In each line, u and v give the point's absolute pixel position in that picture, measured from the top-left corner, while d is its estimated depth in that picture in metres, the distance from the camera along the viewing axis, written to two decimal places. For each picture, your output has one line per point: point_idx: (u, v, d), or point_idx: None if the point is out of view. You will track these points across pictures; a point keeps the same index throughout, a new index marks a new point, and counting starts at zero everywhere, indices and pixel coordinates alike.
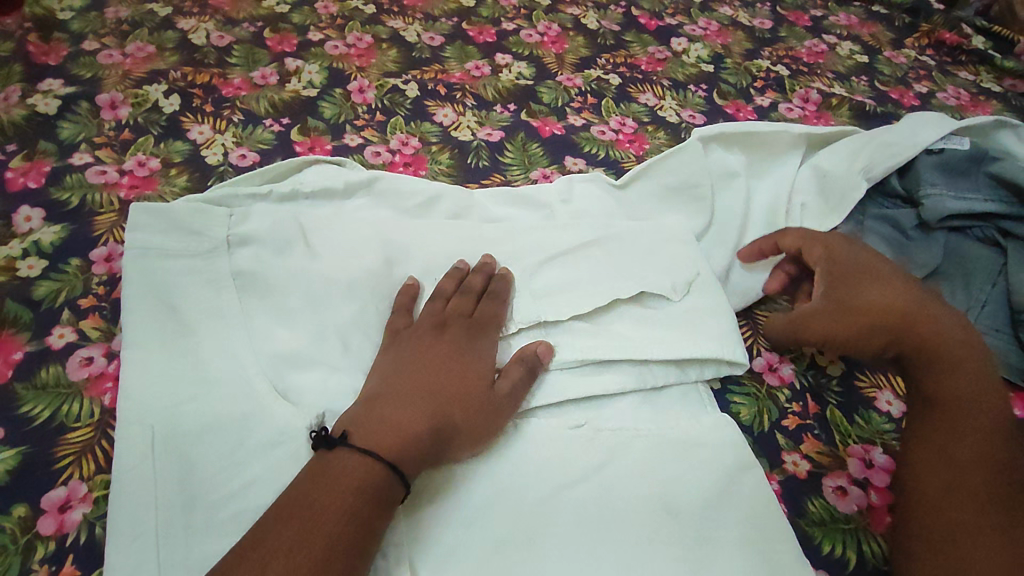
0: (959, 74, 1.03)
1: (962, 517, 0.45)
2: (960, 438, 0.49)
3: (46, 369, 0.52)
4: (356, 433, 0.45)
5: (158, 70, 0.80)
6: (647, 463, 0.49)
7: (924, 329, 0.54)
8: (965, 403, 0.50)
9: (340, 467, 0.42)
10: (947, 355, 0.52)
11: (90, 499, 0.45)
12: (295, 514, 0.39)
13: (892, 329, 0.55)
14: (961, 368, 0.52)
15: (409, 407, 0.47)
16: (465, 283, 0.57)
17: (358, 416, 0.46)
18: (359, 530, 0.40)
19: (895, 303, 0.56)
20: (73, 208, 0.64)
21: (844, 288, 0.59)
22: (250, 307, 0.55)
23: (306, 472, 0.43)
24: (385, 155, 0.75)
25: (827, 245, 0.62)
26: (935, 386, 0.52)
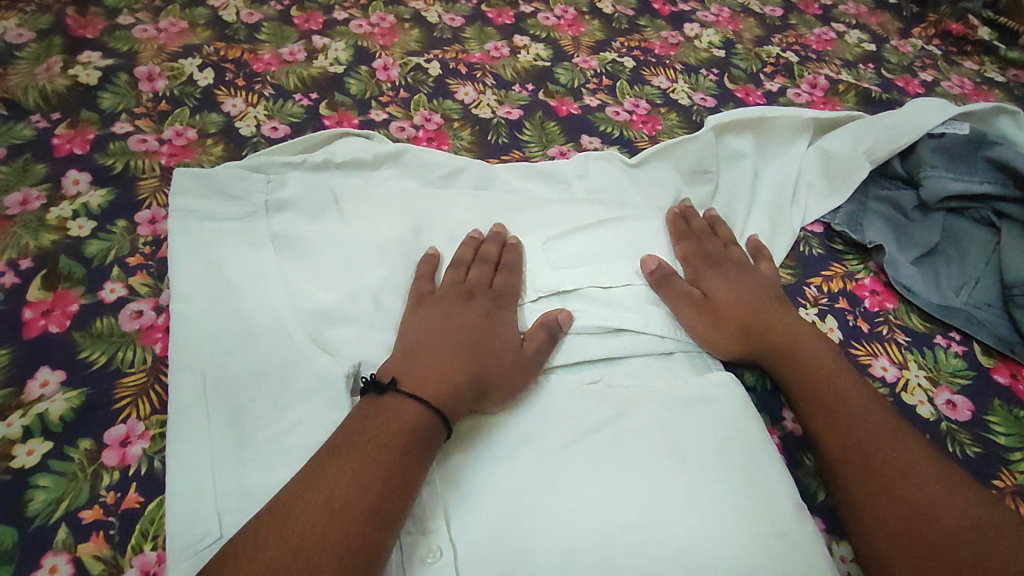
0: (964, 64, 1.05)
1: (912, 484, 0.49)
2: (858, 418, 0.53)
3: (100, 320, 0.56)
4: (404, 380, 0.49)
5: (192, 44, 0.83)
6: (658, 417, 0.53)
7: (784, 325, 0.60)
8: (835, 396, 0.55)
9: (392, 408, 0.46)
10: (795, 341, 0.59)
11: (148, 436, 0.50)
12: (355, 447, 0.43)
13: (771, 337, 0.60)
14: (822, 353, 0.58)
15: (452, 363, 0.51)
16: (482, 251, 0.62)
17: (403, 365, 0.50)
18: (409, 467, 0.44)
19: (759, 314, 0.61)
20: (117, 173, 0.67)
21: (723, 304, 0.62)
22: (289, 266, 0.58)
23: (360, 412, 0.47)
24: (409, 130, 0.78)
25: (715, 267, 0.65)
26: (801, 381, 0.57)
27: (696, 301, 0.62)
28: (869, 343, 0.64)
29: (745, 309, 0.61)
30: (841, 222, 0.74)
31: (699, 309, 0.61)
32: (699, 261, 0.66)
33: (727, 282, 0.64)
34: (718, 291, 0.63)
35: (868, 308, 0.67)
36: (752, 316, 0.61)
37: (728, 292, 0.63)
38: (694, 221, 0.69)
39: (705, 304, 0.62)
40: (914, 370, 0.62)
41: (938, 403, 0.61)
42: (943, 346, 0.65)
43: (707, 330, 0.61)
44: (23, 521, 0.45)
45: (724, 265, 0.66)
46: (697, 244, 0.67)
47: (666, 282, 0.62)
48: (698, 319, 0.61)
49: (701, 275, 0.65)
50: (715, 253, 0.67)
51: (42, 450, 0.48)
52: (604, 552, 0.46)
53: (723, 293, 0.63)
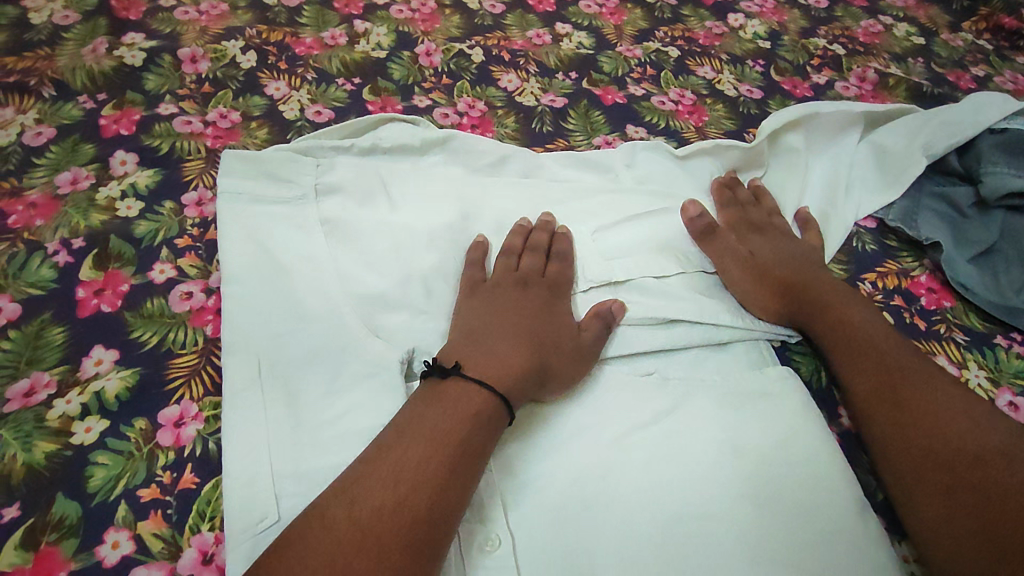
0: (1016, 59, 1.02)
1: (959, 456, 0.48)
2: (916, 402, 0.51)
3: (151, 300, 0.55)
4: (466, 365, 0.48)
5: (234, 27, 0.82)
6: (717, 412, 0.52)
7: (833, 304, 0.58)
8: (877, 360, 0.54)
9: (453, 394, 0.45)
10: (846, 319, 0.57)
11: (201, 417, 0.49)
12: (418, 433, 0.43)
13: (811, 296, 0.60)
14: (877, 333, 0.56)
15: (512, 350, 0.50)
16: (532, 240, 0.61)
17: (463, 351, 0.50)
18: (473, 454, 0.43)
19: (803, 277, 0.61)
20: (163, 154, 0.67)
21: (765, 263, 0.63)
22: (339, 250, 0.58)
23: (420, 398, 0.46)
24: (453, 117, 0.77)
25: (760, 233, 0.66)
26: (841, 341, 0.57)
27: (738, 260, 0.63)
28: (927, 341, 0.62)
29: (788, 271, 0.62)
30: (895, 217, 0.72)
31: (739, 269, 0.63)
32: (743, 224, 0.67)
33: (771, 245, 0.65)
34: (761, 251, 0.64)
35: (925, 306, 0.65)
36: (795, 275, 0.62)
37: (772, 253, 0.64)
38: (740, 192, 0.70)
39: (745, 260, 0.63)
40: (974, 370, 0.61)
41: (1000, 404, 0.59)
42: (1004, 347, 0.63)
43: (747, 285, 0.62)
44: (83, 498, 0.44)
45: (769, 232, 0.66)
46: (743, 208, 0.68)
47: (709, 237, 0.64)
48: (738, 275, 0.62)
49: (744, 236, 0.66)
50: (760, 221, 0.67)
51: (99, 428, 0.47)
52: (664, 546, 0.45)
53: (766, 255, 0.64)
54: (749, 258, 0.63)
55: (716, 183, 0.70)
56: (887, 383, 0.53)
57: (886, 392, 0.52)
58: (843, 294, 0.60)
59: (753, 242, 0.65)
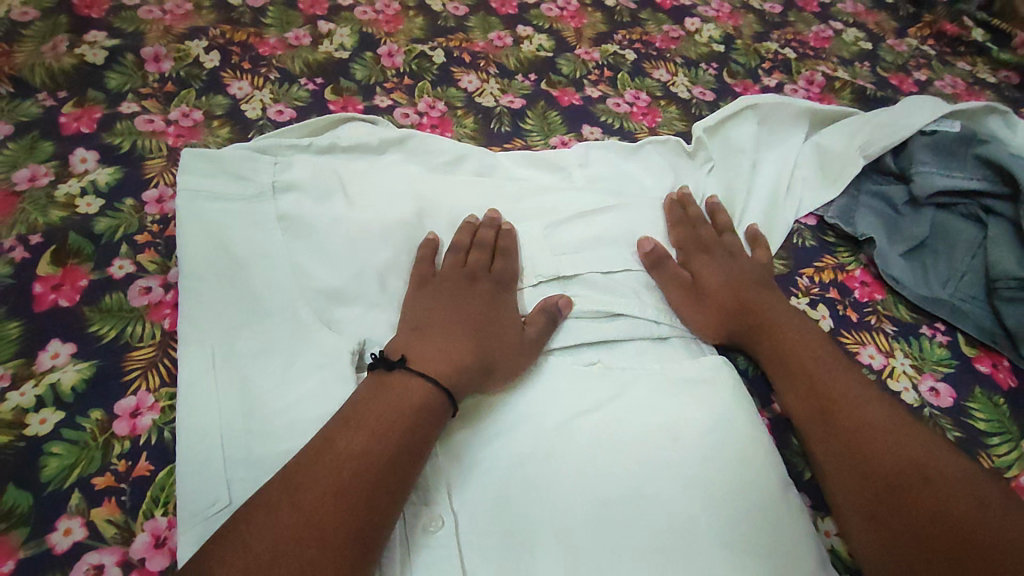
0: (956, 64, 1.08)
1: (886, 468, 0.50)
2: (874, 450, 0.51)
3: (109, 295, 0.57)
4: (411, 358, 0.51)
5: (198, 27, 0.83)
6: (652, 398, 0.55)
7: (802, 354, 0.59)
8: (812, 375, 0.57)
9: (400, 386, 0.48)
10: (812, 369, 0.58)
11: (157, 408, 0.51)
12: (364, 423, 0.45)
13: (756, 324, 0.62)
14: (842, 383, 0.56)
15: (457, 344, 0.53)
16: (479, 236, 0.63)
17: (411, 343, 0.53)
18: (418, 442, 0.46)
19: (751, 301, 0.63)
20: (124, 152, 0.68)
21: (713, 290, 0.64)
22: (296, 246, 0.60)
23: (369, 388, 0.48)
24: (413, 117, 0.79)
25: (707, 253, 0.67)
26: (782, 358, 0.60)
27: (685, 282, 0.64)
28: (857, 332, 0.66)
29: (734, 294, 0.64)
30: (834, 214, 0.76)
31: (686, 289, 0.64)
32: (690, 246, 0.68)
33: (718, 269, 0.66)
34: (708, 277, 0.65)
35: (858, 298, 0.69)
36: (741, 300, 0.63)
37: (719, 279, 0.65)
38: (692, 208, 0.71)
39: (693, 288, 0.64)
40: (900, 358, 0.65)
41: (922, 390, 0.63)
42: (928, 336, 0.67)
43: (694, 311, 0.63)
44: (36, 487, 0.46)
45: (716, 251, 0.68)
46: (694, 229, 0.69)
47: (657, 266, 0.65)
48: (687, 301, 0.63)
49: (692, 258, 0.67)
50: (708, 239, 0.68)
51: (54, 419, 0.49)
52: (601, 523, 0.48)
53: (713, 277, 0.65)
54: (696, 286, 0.64)
55: (666, 202, 0.71)
56: (819, 394, 0.56)
57: (820, 402, 0.56)
58: (786, 318, 0.62)
59: (701, 268, 0.66)
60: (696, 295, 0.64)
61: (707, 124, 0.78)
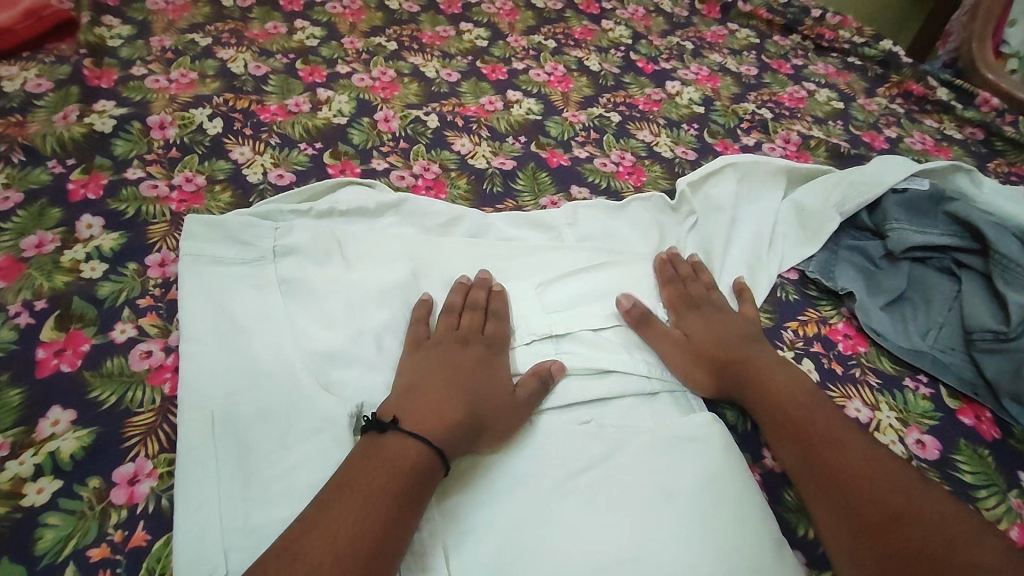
0: (925, 122, 1.14)
1: (821, 441, 0.58)
2: (808, 431, 0.59)
3: (111, 360, 0.58)
4: (403, 419, 0.53)
5: (202, 95, 0.87)
6: (642, 458, 0.56)
7: (779, 396, 0.62)
8: (764, 384, 0.63)
9: (391, 446, 0.50)
10: (821, 446, 0.57)
11: (156, 474, 0.52)
12: (356, 487, 0.47)
13: (736, 370, 0.64)
14: (782, 385, 0.63)
15: (446, 403, 0.55)
16: (471, 297, 0.66)
17: (402, 404, 0.54)
18: (411, 505, 0.47)
19: (738, 355, 0.65)
20: (129, 217, 0.70)
21: (700, 343, 0.66)
22: (295, 309, 0.62)
23: (362, 451, 0.50)
24: (409, 178, 0.83)
25: (697, 310, 0.70)
26: (750, 384, 0.63)
27: (674, 338, 0.67)
28: (843, 385, 0.68)
29: (719, 348, 0.66)
30: (814, 269, 0.79)
31: (676, 345, 0.66)
32: (680, 302, 0.70)
33: (706, 323, 0.68)
34: (694, 333, 0.67)
35: (841, 351, 0.72)
36: (725, 352, 0.65)
37: (706, 332, 0.67)
38: (682, 267, 0.73)
39: (682, 343, 0.66)
40: (886, 412, 0.66)
41: (908, 442, 0.64)
42: (912, 389, 0.69)
43: (683, 363, 0.65)
44: (29, 561, 0.46)
45: (704, 307, 0.70)
46: (682, 285, 0.72)
47: (646, 324, 0.67)
48: (674, 353, 0.65)
49: (682, 315, 0.69)
50: (698, 296, 0.71)
51: (52, 488, 0.49)
52: None
53: (701, 334, 0.67)
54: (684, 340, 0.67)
55: (656, 259, 0.74)
56: (771, 397, 0.62)
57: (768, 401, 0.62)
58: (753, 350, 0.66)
59: (689, 324, 0.68)
60: (688, 352, 0.66)
61: (687, 184, 0.82)
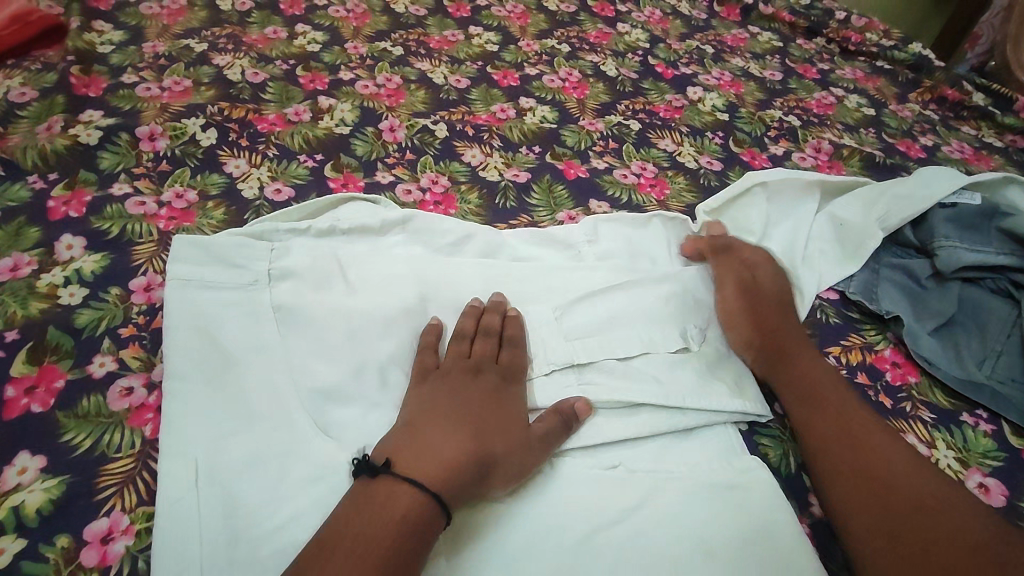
0: (961, 129, 1.08)
1: (848, 427, 0.56)
2: (836, 411, 0.57)
3: (87, 398, 0.52)
4: (399, 461, 0.46)
5: (196, 104, 0.82)
6: (678, 509, 0.50)
7: (813, 376, 0.61)
8: (801, 363, 0.62)
9: (383, 496, 0.44)
10: (840, 428, 0.56)
11: (132, 531, 0.46)
12: (341, 543, 0.41)
13: (774, 335, 0.64)
14: (819, 369, 0.61)
15: (451, 442, 0.48)
16: (485, 323, 0.60)
17: (400, 446, 0.48)
18: (403, 564, 0.41)
19: (782, 323, 0.65)
20: (114, 237, 0.65)
21: (751, 299, 0.66)
22: (290, 339, 0.56)
23: (353, 501, 0.44)
24: (416, 193, 0.77)
25: (753, 271, 0.69)
26: (785, 353, 0.63)
27: (728, 285, 0.67)
28: (894, 420, 0.62)
29: (768, 310, 0.66)
30: (856, 290, 0.72)
31: (727, 289, 0.67)
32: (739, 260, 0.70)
33: (764, 284, 0.68)
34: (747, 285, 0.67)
35: (890, 382, 0.65)
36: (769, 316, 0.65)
37: (761, 292, 0.67)
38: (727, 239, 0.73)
39: (734, 291, 0.67)
40: (943, 451, 0.60)
41: (970, 486, 0.58)
42: (970, 425, 0.63)
43: (727, 305, 0.66)
44: None
45: (764, 271, 0.69)
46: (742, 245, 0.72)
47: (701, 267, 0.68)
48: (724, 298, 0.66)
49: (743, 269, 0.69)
50: (759, 258, 0.70)
51: (13, 549, 0.44)
52: None
53: (757, 289, 0.67)
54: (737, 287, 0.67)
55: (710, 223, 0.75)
56: (807, 377, 0.61)
57: (804, 379, 0.61)
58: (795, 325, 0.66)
59: (746, 276, 0.68)
60: (736, 298, 0.66)
61: (708, 209, 0.76)
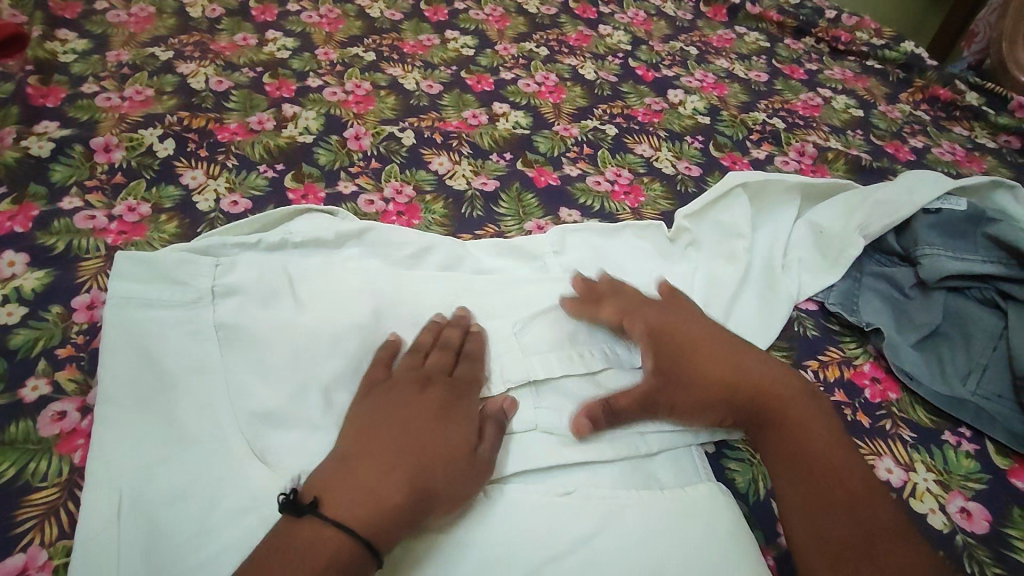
0: (953, 130, 1.05)
1: (833, 493, 0.48)
2: (820, 474, 0.49)
3: (15, 424, 0.50)
4: (330, 498, 0.43)
5: (155, 114, 0.80)
6: (635, 538, 0.48)
7: (792, 430, 0.52)
8: (779, 413, 0.53)
9: (307, 539, 0.41)
10: (814, 475, 0.49)
11: (49, 567, 0.44)
12: None
13: (742, 391, 0.54)
14: (801, 420, 0.52)
15: (389, 473, 0.45)
16: (443, 337, 0.57)
17: (333, 481, 0.45)
18: None
19: (740, 370, 0.55)
20: (59, 253, 0.63)
21: (698, 352, 0.56)
22: (231, 359, 0.53)
23: (274, 542, 0.41)
24: (378, 203, 0.74)
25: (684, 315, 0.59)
26: (758, 410, 0.53)
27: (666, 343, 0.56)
28: (872, 440, 0.59)
29: (719, 361, 0.55)
30: (835, 301, 0.69)
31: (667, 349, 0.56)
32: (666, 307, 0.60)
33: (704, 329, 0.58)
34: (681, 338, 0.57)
35: (869, 399, 0.62)
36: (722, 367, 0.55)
37: (703, 343, 0.56)
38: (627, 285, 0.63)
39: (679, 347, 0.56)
40: (922, 473, 0.57)
41: (951, 511, 0.55)
42: (952, 444, 0.60)
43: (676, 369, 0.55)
44: None
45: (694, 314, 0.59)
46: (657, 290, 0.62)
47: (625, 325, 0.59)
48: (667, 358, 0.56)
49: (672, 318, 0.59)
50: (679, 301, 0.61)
51: None
52: None
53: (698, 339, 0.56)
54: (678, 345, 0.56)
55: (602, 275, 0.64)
56: (786, 431, 0.52)
57: (783, 435, 0.52)
58: (759, 368, 0.55)
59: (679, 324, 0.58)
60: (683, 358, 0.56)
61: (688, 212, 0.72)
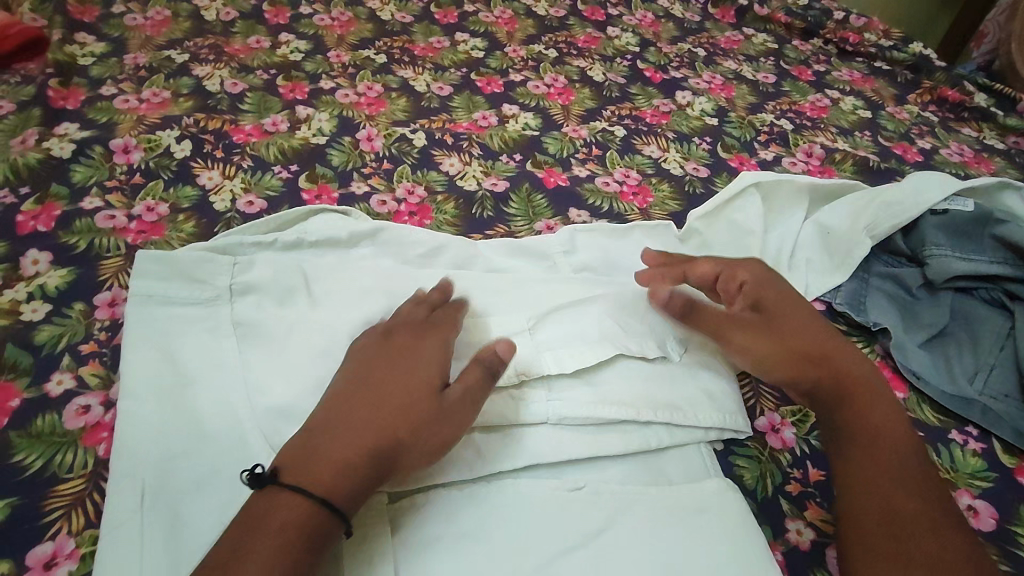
0: (961, 131, 1.05)
1: (898, 484, 0.49)
2: (888, 465, 0.50)
3: (41, 418, 0.51)
4: (294, 465, 0.44)
5: (172, 116, 0.82)
6: (643, 532, 0.49)
7: (871, 418, 0.53)
8: (860, 402, 0.54)
9: (265, 510, 0.42)
10: (884, 461, 0.50)
11: (77, 555, 0.45)
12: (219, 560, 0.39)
13: (822, 377, 0.56)
14: (881, 413, 0.53)
15: (359, 437, 0.45)
16: (431, 314, 0.56)
17: (295, 449, 0.45)
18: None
19: (827, 354, 0.57)
20: (81, 252, 0.64)
21: (775, 326, 0.58)
22: (248, 355, 0.54)
23: (242, 514, 0.42)
24: (391, 204, 0.76)
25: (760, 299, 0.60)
26: (835, 395, 0.55)
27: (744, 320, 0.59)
28: None
29: (787, 344, 0.57)
30: (843, 301, 0.70)
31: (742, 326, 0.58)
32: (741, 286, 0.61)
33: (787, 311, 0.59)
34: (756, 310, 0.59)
35: None
36: (795, 348, 0.57)
37: (781, 321, 0.58)
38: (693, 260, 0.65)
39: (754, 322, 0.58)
40: None
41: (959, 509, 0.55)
42: (959, 443, 0.60)
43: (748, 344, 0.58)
44: None
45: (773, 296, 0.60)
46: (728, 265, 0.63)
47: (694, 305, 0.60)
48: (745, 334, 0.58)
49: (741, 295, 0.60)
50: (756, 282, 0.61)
51: None
52: None
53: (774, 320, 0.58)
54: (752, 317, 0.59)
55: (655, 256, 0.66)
56: (867, 422, 0.53)
57: (861, 420, 0.53)
58: (849, 360, 0.57)
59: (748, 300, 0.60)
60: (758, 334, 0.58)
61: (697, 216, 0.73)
